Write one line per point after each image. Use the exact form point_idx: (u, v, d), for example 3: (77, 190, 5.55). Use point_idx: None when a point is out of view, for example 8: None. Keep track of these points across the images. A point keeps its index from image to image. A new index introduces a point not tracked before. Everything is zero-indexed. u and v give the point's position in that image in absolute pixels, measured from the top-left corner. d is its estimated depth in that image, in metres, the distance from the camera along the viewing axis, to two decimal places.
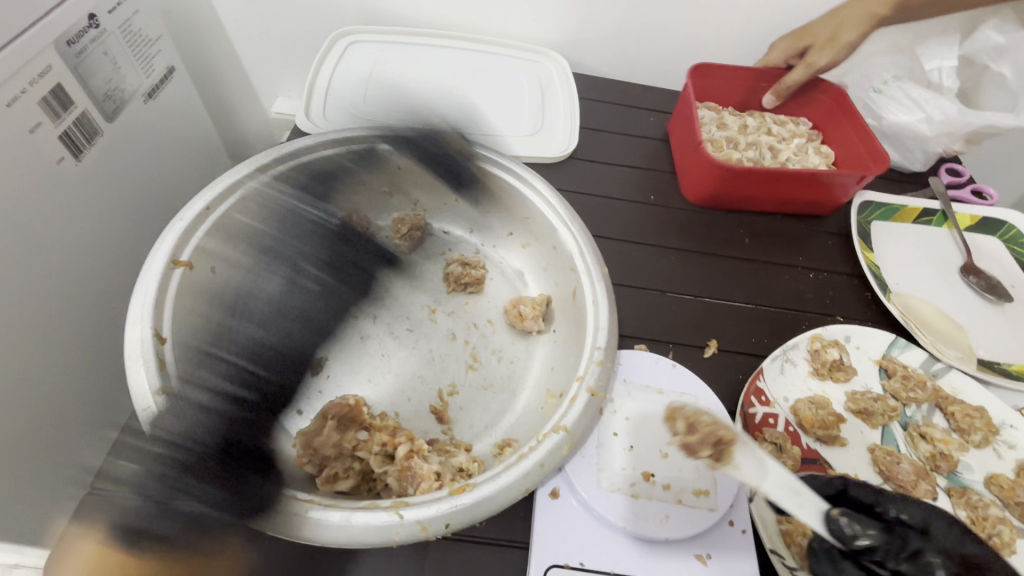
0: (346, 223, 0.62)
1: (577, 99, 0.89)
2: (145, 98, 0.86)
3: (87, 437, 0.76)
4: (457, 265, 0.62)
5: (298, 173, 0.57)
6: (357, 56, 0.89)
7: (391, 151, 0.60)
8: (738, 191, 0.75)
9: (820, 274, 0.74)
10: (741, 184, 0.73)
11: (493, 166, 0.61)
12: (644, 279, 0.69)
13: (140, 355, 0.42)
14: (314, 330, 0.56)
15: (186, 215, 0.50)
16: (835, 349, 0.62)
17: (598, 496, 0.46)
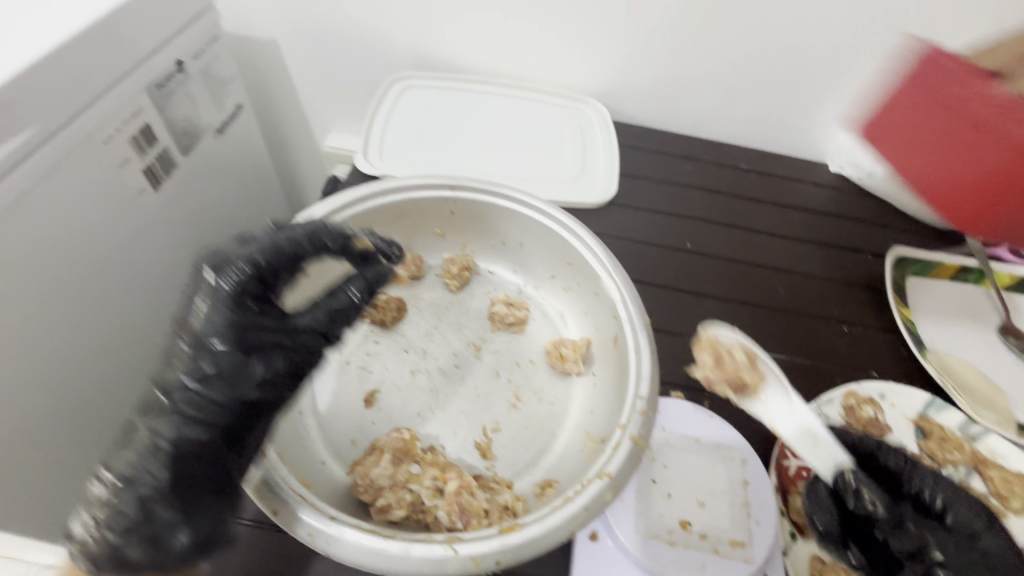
0: (401, 262, 0.66)
1: (617, 146, 0.93)
2: (215, 133, 0.94)
3: None
4: (502, 305, 0.65)
5: (361, 215, 0.62)
6: (411, 100, 0.95)
7: (447, 197, 0.64)
8: (922, 123, 0.51)
9: (855, 327, 0.75)
10: (933, 122, 0.51)
11: (541, 213, 0.64)
12: (680, 326, 0.72)
13: None
14: (367, 362, 0.59)
15: None
16: (870, 407, 0.63)
17: (636, 541, 0.48)
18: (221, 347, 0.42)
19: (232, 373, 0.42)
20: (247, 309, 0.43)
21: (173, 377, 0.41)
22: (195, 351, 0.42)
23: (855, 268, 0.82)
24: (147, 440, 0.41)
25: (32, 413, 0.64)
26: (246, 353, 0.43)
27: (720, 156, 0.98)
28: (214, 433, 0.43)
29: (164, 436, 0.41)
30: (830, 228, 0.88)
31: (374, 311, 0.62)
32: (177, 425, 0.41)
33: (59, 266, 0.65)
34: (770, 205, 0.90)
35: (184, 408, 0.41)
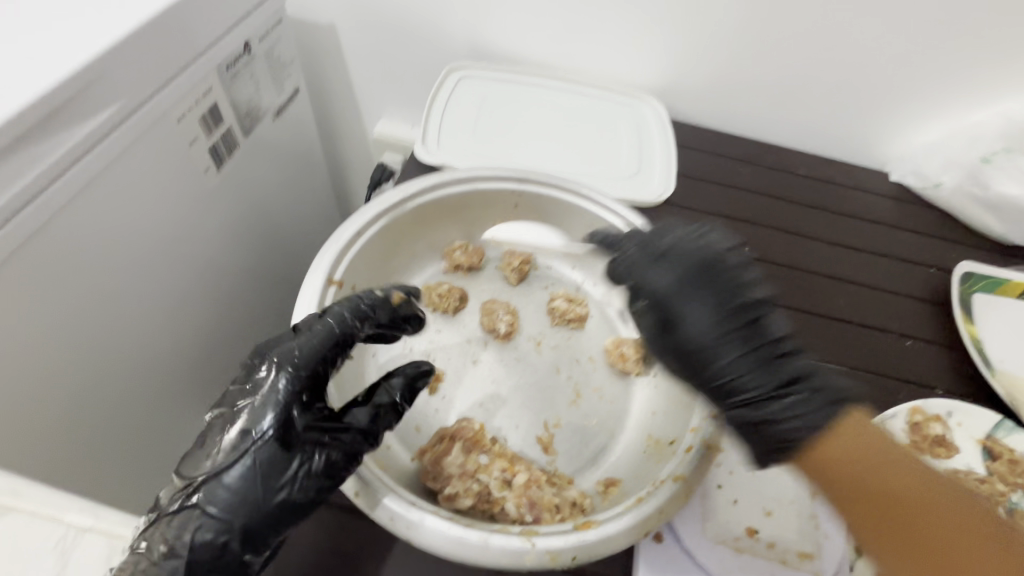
0: (463, 251, 0.66)
1: (673, 146, 0.92)
2: (274, 115, 0.94)
3: (182, 418, 0.83)
4: (562, 300, 0.65)
5: (430, 204, 0.62)
6: (468, 90, 0.94)
7: (514, 190, 0.64)
8: None
9: (917, 342, 0.73)
10: None
11: (608, 211, 0.64)
12: None
13: None
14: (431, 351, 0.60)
15: (341, 237, 0.54)
16: (938, 425, 0.62)
17: (703, 546, 0.48)
18: (261, 441, 0.43)
19: (266, 470, 0.43)
20: (289, 409, 0.44)
21: (210, 468, 0.42)
22: (235, 445, 0.43)
23: (915, 281, 0.81)
24: (169, 530, 0.41)
25: (103, 380, 0.66)
26: (284, 453, 0.43)
27: (778, 160, 0.96)
28: (237, 533, 0.42)
29: (186, 530, 0.41)
30: (892, 240, 0.86)
31: (437, 300, 0.62)
32: (203, 522, 0.41)
33: (131, 239, 0.66)
34: (829, 212, 0.88)
35: (214, 505, 0.42)
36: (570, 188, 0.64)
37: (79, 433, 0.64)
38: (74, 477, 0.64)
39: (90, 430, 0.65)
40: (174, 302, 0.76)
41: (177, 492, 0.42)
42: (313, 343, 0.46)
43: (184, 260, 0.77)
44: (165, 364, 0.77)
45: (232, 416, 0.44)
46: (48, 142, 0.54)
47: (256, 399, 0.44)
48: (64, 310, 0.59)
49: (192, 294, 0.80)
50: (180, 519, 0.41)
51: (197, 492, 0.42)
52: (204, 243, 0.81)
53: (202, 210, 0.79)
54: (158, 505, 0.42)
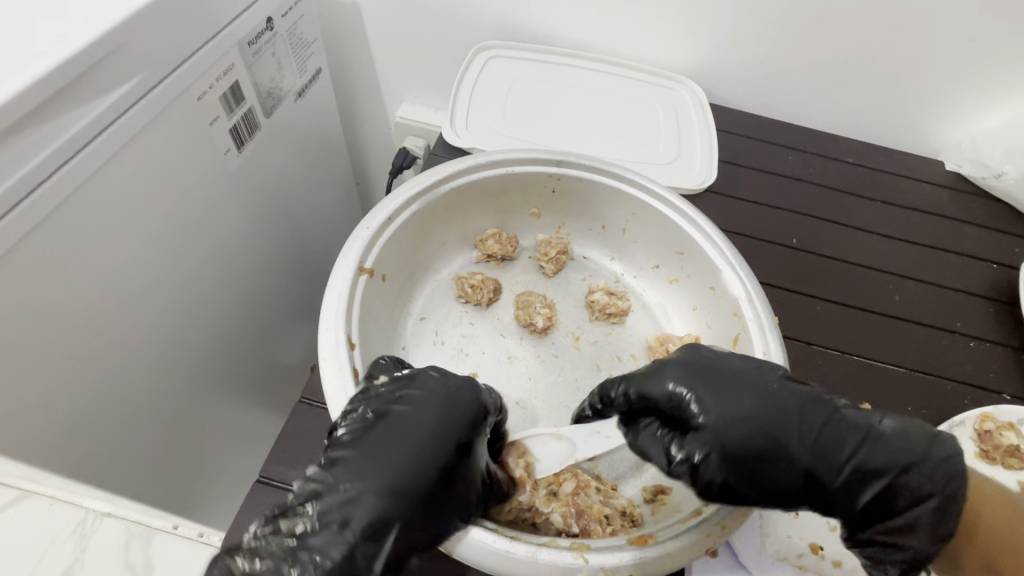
0: (497, 240, 0.62)
1: (714, 131, 0.87)
2: (295, 97, 0.91)
3: (200, 408, 0.81)
4: (602, 293, 0.61)
5: (464, 187, 0.58)
6: (497, 71, 0.90)
7: (553, 174, 0.60)
8: None
9: (981, 343, 0.68)
10: None
11: (653, 197, 0.59)
12: (790, 329, 0.66)
13: (335, 356, 0.43)
14: (464, 345, 0.56)
15: (371, 222, 0.50)
16: (1012, 433, 0.57)
17: (763, 563, 0.44)
18: (412, 454, 0.35)
19: (421, 488, 0.35)
20: (445, 436, 0.37)
21: (358, 478, 0.34)
22: (378, 454, 0.35)
23: (977, 278, 0.75)
24: (293, 546, 0.31)
25: (122, 367, 0.64)
26: (438, 476, 0.35)
27: (825, 147, 0.90)
28: (376, 561, 0.33)
29: (316, 552, 0.31)
30: (950, 233, 0.80)
31: (470, 291, 0.58)
32: (336, 539, 0.32)
33: (150, 222, 0.64)
34: (881, 203, 0.83)
35: (359, 521, 0.32)
36: (613, 172, 0.60)
37: (96, 423, 0.61)
38: (93, 467, 0.63)
39: (109, 419, 0.64)
40: (193, 289, 0.74)
41: (301, 510, 0.33)
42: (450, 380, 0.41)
43: (203, 245, 0.74)
44: (184, 353, 0.75)
45: (374, 433, 0.36)
46: (65, 116, 0.51)
47: (399, 415, 0.37)
48: (83, 296, 0.56)
49: (211, 281, 0.77)
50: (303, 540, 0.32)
51: (339, 506, 0.33)
52: (224, 227, 0.78)
53: (224, 193, 0.76)
54: (271, 523, 0.33)
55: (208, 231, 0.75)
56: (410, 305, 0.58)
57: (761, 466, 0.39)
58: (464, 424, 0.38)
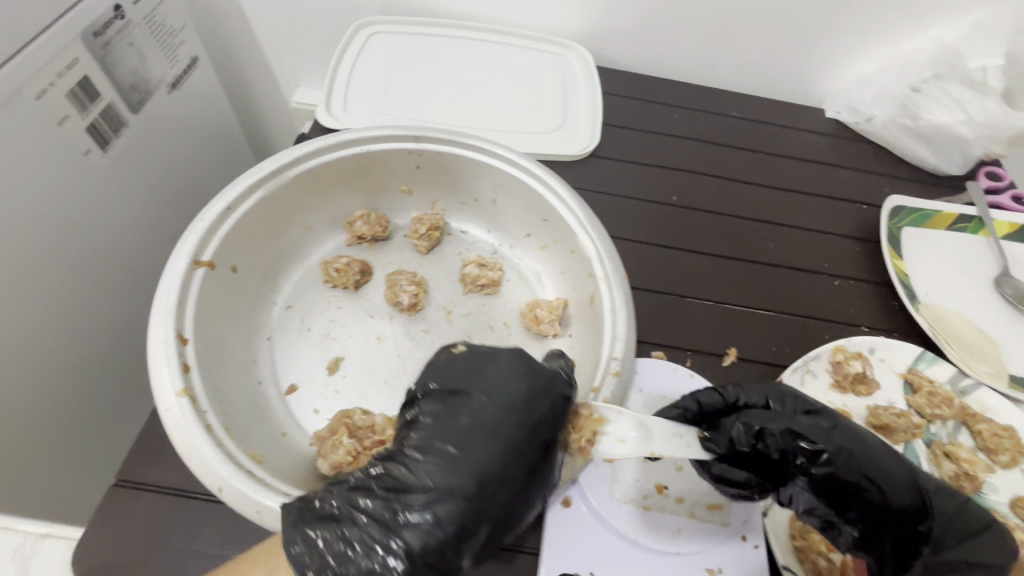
0: (364, 221, 0.62)
1: (600, 93, 0.87)
2: (169, 88, 0.86)
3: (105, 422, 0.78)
4: (473, 266, 0.62)
5: (316, 171, 0.57)
6: (377, 47, 0.87)
7: (411, 150, 0.60)
8: None
9: (846, 282, 0.72)
10: None
11: (513, 167, 0.60)
12: (666, 284, 0.68)
13: (164, 353, 0.42)
14: (330, 329, 0.56)
15: (206, 214, 0.49)
16: (858, 362, 0.61)
17: (609, 506, 0.46)
18: (496, 458, 0.38)
19: (500, 482, 0.37)
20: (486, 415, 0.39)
21: (436, 481, 0.36)
22: (462, 459, 0.37)
23: (847, 220, 0.79)
24: (381, 543, 0.35)
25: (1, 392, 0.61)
26: (518, 474, 0.38)
27: (712, 103, 0.92)
28: (453, 545, 0.35)
29: (395, 538, 0.35)
30: (825, 179, 0.84)
31: (336, 275, 0.58)
32: (421, 526, 0.35)
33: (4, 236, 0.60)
34: (763, 154, 0.85)
35: (447, 515, 0.35)
36: (472, 144, 0.60)
37: None
38: None
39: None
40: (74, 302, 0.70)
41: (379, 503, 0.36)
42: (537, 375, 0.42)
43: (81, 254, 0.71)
44: (75, 368, 0.71)
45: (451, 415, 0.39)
46: None
47: (481, 426, 0.38)
48: None
49: (95, 289, 0.74)
50: (387, 530, 0.35)
51: (437, 512, 0.35)
52: (102, 232, 0.74)
53: (95, 196, 0.72)
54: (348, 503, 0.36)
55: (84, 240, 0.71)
56: (276, 295, 0.57)
57: (888, 475, 0.40)
58: (552, 416, 0.41)
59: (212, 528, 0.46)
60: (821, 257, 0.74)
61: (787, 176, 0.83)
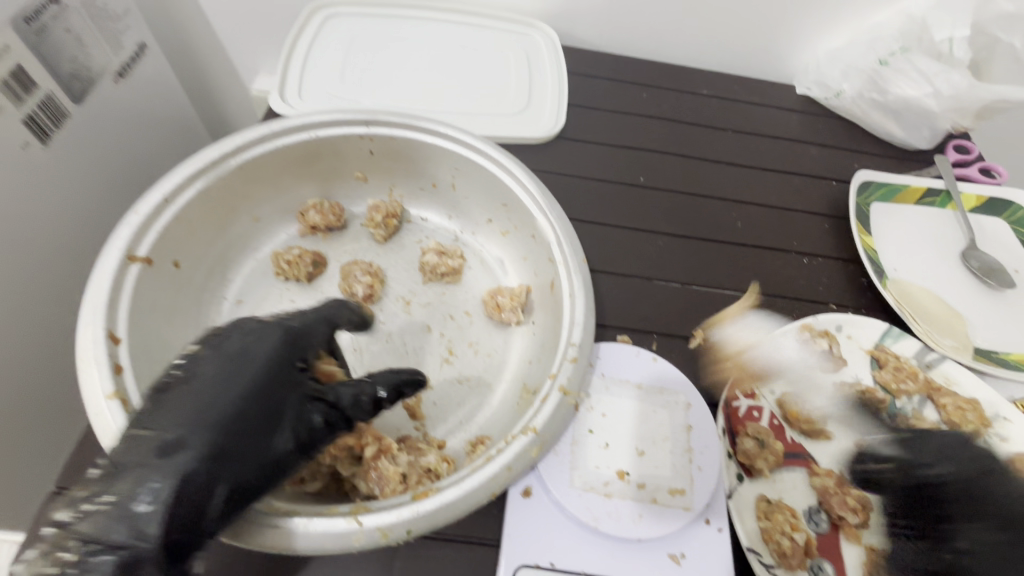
0: (317, 210, 0.59)
1: (565, 74, 0.85)
2: (115, 77, 0.82)
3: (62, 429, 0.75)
4: (433, 254, 0.60)
5: (262, 159, 0.54)
6: (334, 29, 0.84)
7: (362, 135, 0.57)
8: None
9: (814, 259, 0.71)
10: None
11: (470, 151, 0.58)
12: (632, 266, 0.67)
13: (93, 355, 0.40)
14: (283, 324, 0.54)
15: (140, 206, 0.47)
16: (825, 340, 0.60)
17: (570, 495, 0.45)
18: (239, 391, 0.37)
19: (251, 410, 0.37)
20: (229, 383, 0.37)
21: (165, 428, 0.34)
22: (203, 401, 0.36)
23: (815, 197, 0.78)
24: (104, 505, 0.31)
25: None
26: (265, 405, 0.38)
27: (680, 82, 0.90)
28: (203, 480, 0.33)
29: (132, 501, 0.31)
30: (794, 156, 0.83)
31: (286, 266, 0.56)
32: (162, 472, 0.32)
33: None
34: (732, 132, 0.84)
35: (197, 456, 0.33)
36: (426, 127, 0.57)
37: None
38: None
39: None
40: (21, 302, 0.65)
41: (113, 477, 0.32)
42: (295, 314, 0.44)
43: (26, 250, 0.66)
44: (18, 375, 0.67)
45: (185, 390, 0.36)
46: None
47: (216, 365, 0.38)
48: None
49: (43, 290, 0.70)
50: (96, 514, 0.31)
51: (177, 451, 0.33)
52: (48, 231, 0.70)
53: (38, 192, 0.68)
54: (82, 488, 0.32)
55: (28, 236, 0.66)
56: (225, 289, 0.55)
57: None
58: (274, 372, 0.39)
59: None
60: (789, 236, 0.73)
61: (755, 155, 0.82)
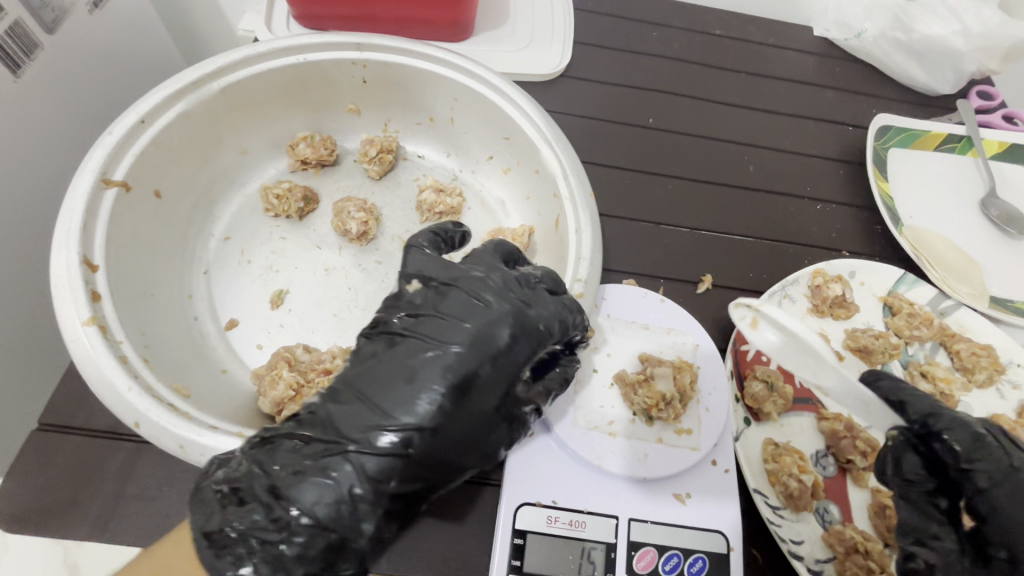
0: (308, 143, 0.56)
1: (571, 11, 0.79)
2: (90, 8, 0.68)
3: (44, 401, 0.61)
4: (431, 192, 0.57)
5: (246, 84, 0.50)
6: None
7: (354, 60, 0.53)
8: None
9: (828, 205, 0.68)
10: None
11: (469, 79, 0.54)
12: (640, 210, 0.64)
13: (68, 282, 0.38)
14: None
15: (115, 128, 0.44)
16: (838, 284, 0.58)
17: (573, 434, 0.44)
18: (406, 399, 0.34)
19: (417, 423, 0.33)
20: (475, 419, 0.35)
21: (359, 421, 0.33)
22: (419, 409, 0.33)
23: (832, 143, 0.75)
24: (335, 497, 0.32)
25: None
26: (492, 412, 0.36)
27: (692, 21, 0.84)
28: (342, 519, 0.32)
29: (341, 496, 0.32)
30: (811, 100, 0.79)
31: (275, 202, 0.53)
32: (317, 495, 0.32)
33: None
34: (745, 74, 0.80)
35: (443, 421, 0.34)
36: (421, 52, 0.53)
37: None
38: None
39: None
40: (18, 251, 0.58)
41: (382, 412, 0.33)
42: (495, 295, 0.38)
43: (19, 188, 0.58)
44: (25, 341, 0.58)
45: (450, 359, 0.35)
46: None
47: (483, 351, 0.35)
48: None
49: (31, 248, 0.60)
50: (335, 506, 0.32)
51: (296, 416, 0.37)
52: (33, 183, 0.60)
53: (15, 142, 0.58)
54: (320, 472, 0.32)
55: (18, 182, 0.58)
56: (211, 225, 0.53)
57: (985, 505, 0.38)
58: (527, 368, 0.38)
59: (145, 471, 0.42)
60: (804, 181, 0.70)
61: (768, 96, 0.78)
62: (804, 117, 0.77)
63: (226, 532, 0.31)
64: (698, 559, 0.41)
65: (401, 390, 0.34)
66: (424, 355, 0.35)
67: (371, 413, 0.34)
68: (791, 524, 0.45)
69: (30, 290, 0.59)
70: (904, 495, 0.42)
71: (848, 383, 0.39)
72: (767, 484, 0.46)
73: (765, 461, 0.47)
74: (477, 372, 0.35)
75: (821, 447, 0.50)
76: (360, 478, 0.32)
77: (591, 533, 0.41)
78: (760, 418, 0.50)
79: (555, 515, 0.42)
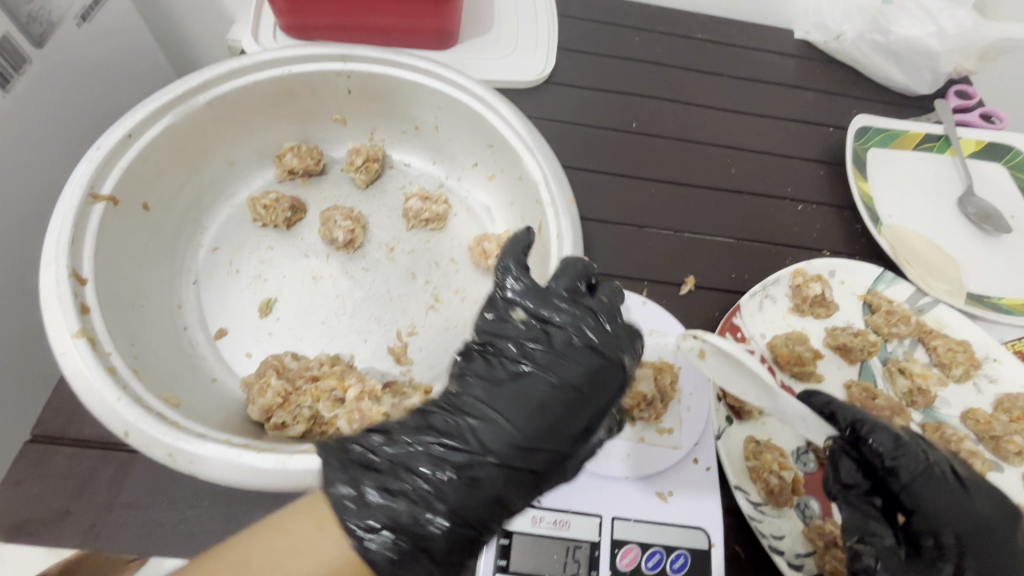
0: (295, 153, 0.57)
1: (555, 17, 0.80)
2: (78, 21, 0.68)
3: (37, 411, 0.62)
4: (416, 200, 0.57)
5: (232, 96, 0.51)
6: None
7: (339, 71, 0.54)
8: None
9: (809, 206, 0.70)
10: None
11: (452, 88, 0.55)
12: (624, 214, 0.65)
13: (58, 296, 0.39)
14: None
15: (103, 142, 0.45)
16: (818, 284, 0.59)
17: None
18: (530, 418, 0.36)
19: (539, 444, 0.36)
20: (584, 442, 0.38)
21: (491, 437, 0.35)
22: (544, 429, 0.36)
23: (813, 144, 0.76)
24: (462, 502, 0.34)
25: None
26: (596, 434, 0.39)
27: (674, 25, 0.86)
28: (478, 517, 0.34)
29: (468, 501, 0.34)
30: (792, 102, 0.80)
31: (263, 212, 0.54)
32: (454, 498, 0.33)
33: None
34: (727, 77, 0.81)
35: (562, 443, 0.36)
36: (404, 63, 0.54)
37: None
38: None
39: None
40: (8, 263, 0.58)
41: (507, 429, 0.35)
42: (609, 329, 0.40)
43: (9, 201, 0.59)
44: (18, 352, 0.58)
45: (572, 385, 0.37)
46: None
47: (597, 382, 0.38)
48: None
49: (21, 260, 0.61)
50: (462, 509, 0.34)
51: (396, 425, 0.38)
52: (22, 196, 0.61)
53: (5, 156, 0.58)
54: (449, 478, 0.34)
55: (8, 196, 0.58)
56: (199, 235, 0.54)
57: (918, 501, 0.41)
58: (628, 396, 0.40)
59: (137, 479, 0.43)
60: (786, 182, 0.71)
61: (750, 99, 0.79)
62: (786, 119, 0.78)
63: (357, 531, 0.31)
64: (681, 555, 0.42)
65: (529, 410, 0.36)
66: (547, 383, 0.36)
67: (500, 430, 0.35)
68: (772, 519, 0.46)
69: (21, 302, 0.60)
70: (844, 499, 0.43)
71: (787, 402, 0.41)
72: (748, 482, 0.47)
73: (746, 459, 0.48)
74: (597, 399, 0.37)
75: (801, 444, 0.50)
76: (487, 488, 0.34)
77: (576, 532, 0.42)
78: (742, 416, 0.50)
79: (539, 515, 0.42)
